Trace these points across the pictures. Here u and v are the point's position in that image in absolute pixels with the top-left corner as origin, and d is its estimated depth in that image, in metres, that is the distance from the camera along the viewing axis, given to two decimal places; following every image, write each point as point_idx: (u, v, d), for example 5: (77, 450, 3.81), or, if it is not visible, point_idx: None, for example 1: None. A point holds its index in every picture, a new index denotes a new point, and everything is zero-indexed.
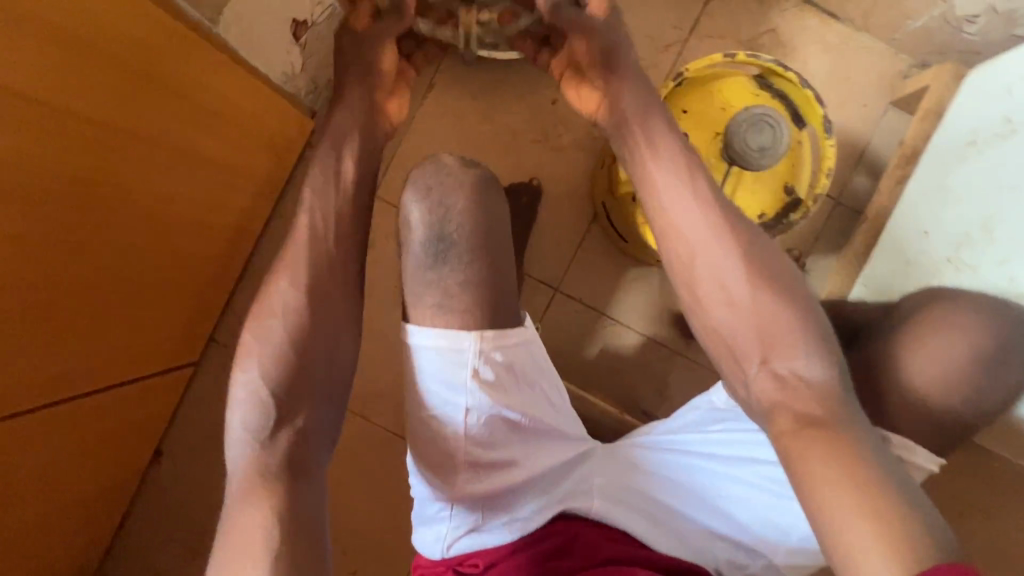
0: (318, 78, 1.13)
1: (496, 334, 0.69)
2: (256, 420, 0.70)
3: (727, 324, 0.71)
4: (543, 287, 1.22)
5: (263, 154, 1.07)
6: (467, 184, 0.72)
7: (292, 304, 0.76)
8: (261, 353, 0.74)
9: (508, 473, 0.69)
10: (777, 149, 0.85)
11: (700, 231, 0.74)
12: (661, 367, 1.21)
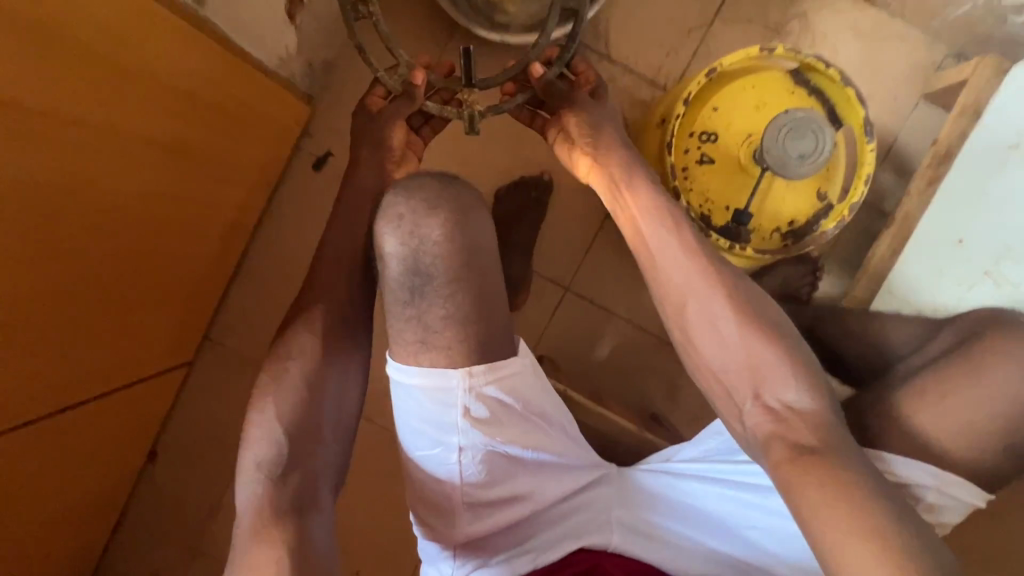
0: (314, 62, 1.07)
1: (485, 368, 0.65)
2: (270, 455, 0.68)
3: (717, 361, 0.65)
4: (552, 285, 1.17)
5: (258, 147, 1.00)
6: (444, 210, 0.65)
7: (310, 341, 0.75)
8: (278, 388, 0.71)
9: (513, 508, 0.67)
10: (818, 157, 0.76)
11: (686, 271, 0.68)
12: (673, 369, 1.18)
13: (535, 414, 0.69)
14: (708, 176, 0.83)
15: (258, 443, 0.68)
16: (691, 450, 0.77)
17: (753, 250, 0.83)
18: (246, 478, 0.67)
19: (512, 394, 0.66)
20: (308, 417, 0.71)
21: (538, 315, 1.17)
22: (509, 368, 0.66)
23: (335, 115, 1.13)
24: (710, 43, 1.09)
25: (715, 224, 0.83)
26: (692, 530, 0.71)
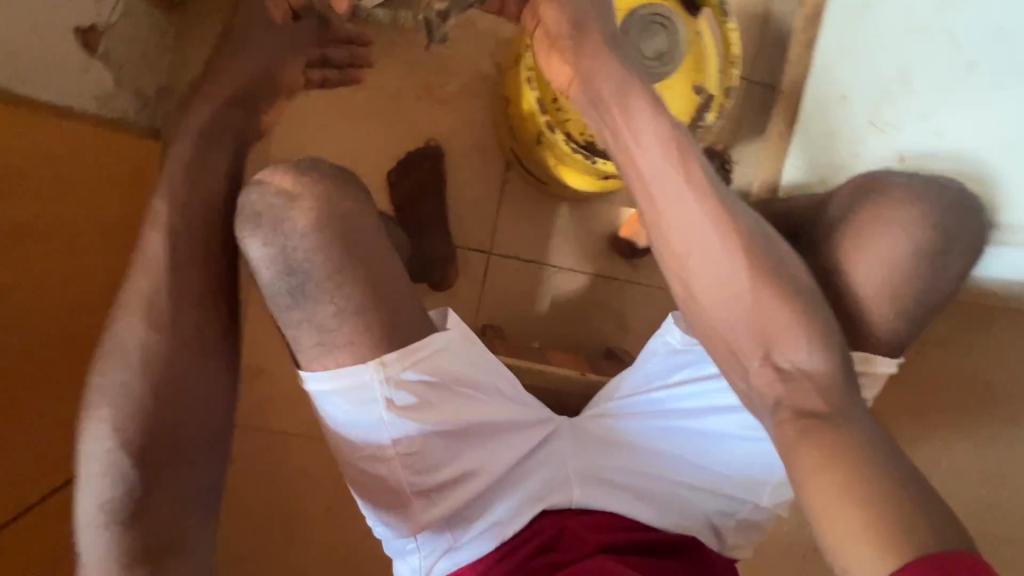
0: (143, 90, 0.96)
1: (398, 355, 0.63)
2: (111, 473, 0.65)
3: (725, 320, 0.65)
4: (475, 254, 1.13)
5: (118, 199, 0.90)
6: (307, 199, 0.63)
7: (137, 347, 0.67)
8: (105, 402, 0.66)
9: (466, 485, 0.68)
10: (677, 50, 0.80)
11: (699, 231, 0.64)
12: (616, 300, 1.18)
13: (466, 384, 0.69)
14: None
15: (97, 459, 0.65)
16: (630, 380, 0.80)
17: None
18: (92, 490, 0.66)
19: (438, 373, 0.66)
20: (150, 427, 0.66)
21: (471, 286, 1.14)
22: (432, 346, 0.65)
23: None
24: None
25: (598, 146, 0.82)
26: (646, 461, 0.75)
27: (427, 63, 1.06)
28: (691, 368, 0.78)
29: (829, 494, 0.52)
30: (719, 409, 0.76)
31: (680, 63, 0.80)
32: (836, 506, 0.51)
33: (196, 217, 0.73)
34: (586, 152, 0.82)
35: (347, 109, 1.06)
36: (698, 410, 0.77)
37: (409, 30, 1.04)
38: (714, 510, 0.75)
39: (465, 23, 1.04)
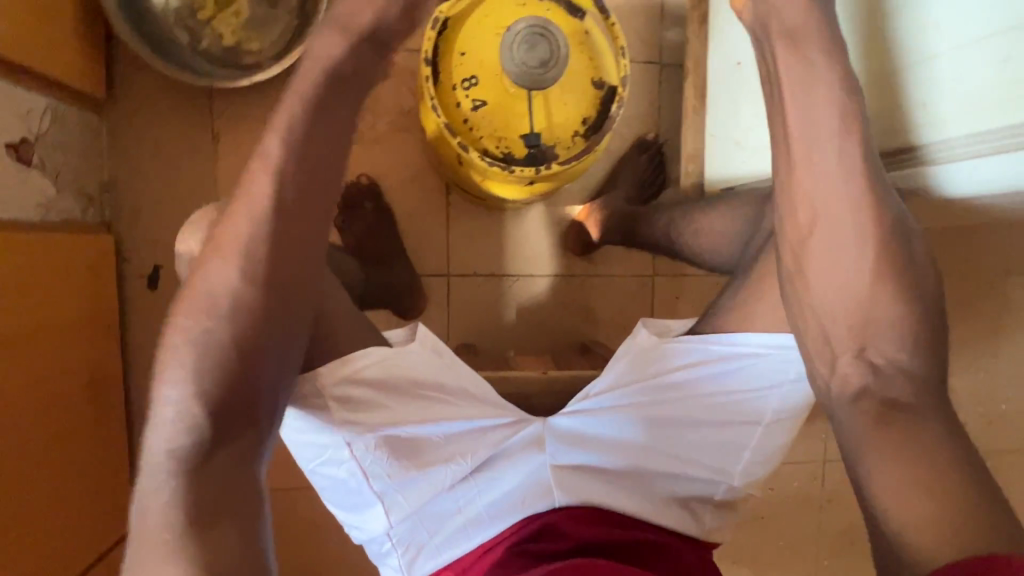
0: (85, 188, 1.00)
1: (339, 362, 0.70)
2: (184, 423, 0.60)
3: (826, 303, 0.64)
4: (435, 279, 1.16)
5: (74, 294, 0.94)
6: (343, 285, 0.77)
7: (227, 297, 0.63)
8: (187, 350, 0.62)
9: (433, 483, 0.74)
10: (559, 54, 0.81)
11: (840, 210, 0.62)
12: (580, 296, 1.21)
13: (426, 387, 0.75)
14: (489, 117, 0.82)
15: (170, 404, 0.60)
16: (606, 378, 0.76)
17: (563, 164, 0.85)
18: (157, 437, 0.60)
19: (391, 378, 0.73)
20: (232, 379, 0.61)
21: (437, 311, 1.17)
22: (384, 355, 0.72)
23: (141, 224, 1.06)
24: None
25: (517, 158, 0.84)
26: (622, 457, 0.75)
27: None
28: (669, 359, 0.75)
29: (895, 473, 0.57)
30: (704, 400, 0.74)
31: (566, 64, 0.82)
32: (893, 484, 0.56)
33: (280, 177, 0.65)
34: (507, 164, 0.84)
35: None
36: (681, 403, 0.74)
37: None
38: (686, 493, 0.77)
39: None
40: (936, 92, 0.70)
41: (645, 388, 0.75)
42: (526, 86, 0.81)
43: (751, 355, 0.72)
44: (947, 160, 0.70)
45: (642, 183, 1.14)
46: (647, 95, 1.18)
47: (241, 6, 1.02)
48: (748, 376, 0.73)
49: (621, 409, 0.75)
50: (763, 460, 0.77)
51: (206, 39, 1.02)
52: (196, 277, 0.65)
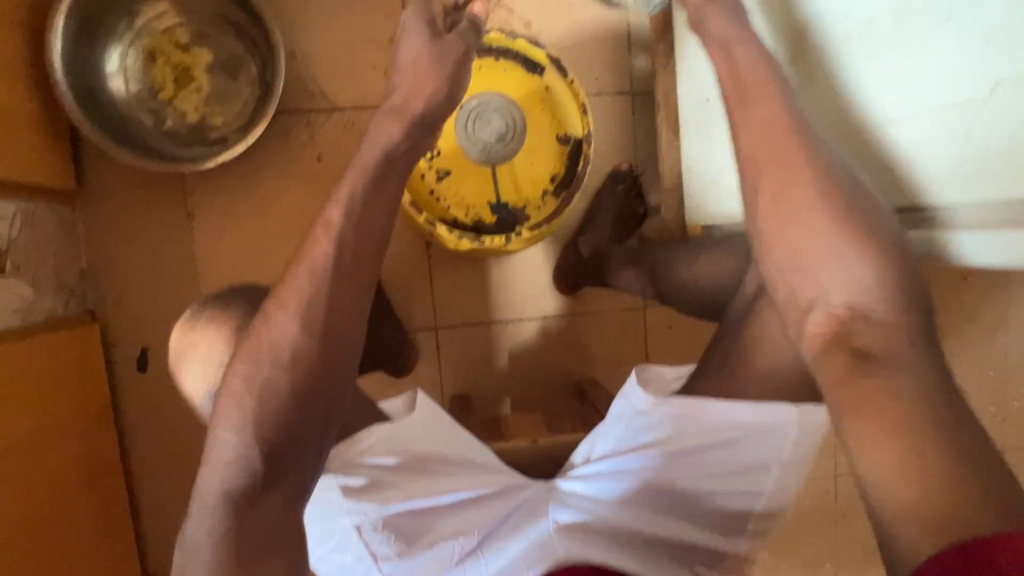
0: (66, 281, 1.00)
1: (347, 443, 0.73)
2: (237, 464, 0.62)
3: (780, 246, 0.58)
4: (424, 332, 1.15)
5: (63, 390, 0.94)
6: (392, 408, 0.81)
7: (288, 346, 0.65)
8: (248, 395, 0.64)
9: (440, 561, 0.71)
10: (515, 124, 0.81)
11: (782, 150, 0.61)
12: (572, 334, 1.19)
13: (431, 459, 0.75)
14: (454, 184, 0.82)
15: (225, 445, 0.63)
16: (605, 441, 0.75)
17: (533, 223, 0.83)
18: (212, 476, 0.63)
19: (397, 453, 0.74)
20: (286, 421, 0.63)
21: (428, 364, 1.16)
22: (389, 431, 0.74)
23: (124, 308, 1.06)
24: None
25: (487, 223, 0.83)
26: (633, 521, 0.72)
27: (322, 173, 1.09)
28: (676, 420, 0.70)
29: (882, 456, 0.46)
30: (714, 461, 0.70)
31: (525, 131, 0.82)
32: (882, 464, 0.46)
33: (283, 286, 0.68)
34: (477, 230, 0.83)
35: (262, 234, 1.08)
36: (691, 465, 0.70)
37: (296, 147, 1.08)
38: (699, 555, 0.74)
39: (345, 125, 1.08)
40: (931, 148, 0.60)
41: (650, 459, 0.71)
42: (487, 158, 0.81)
43: (757, 418, 0.68)
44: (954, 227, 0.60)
45: (623, 217, 1.12)
46: (621, 127, 1.15)
47: (202, 81, 1.02)
48: (754, 438, 0.69)
49: (625, 479, 0.72)
50: (774, 517, 0.74)
51: (171, 118, 1.02)
52: (259, 328, 0.66)
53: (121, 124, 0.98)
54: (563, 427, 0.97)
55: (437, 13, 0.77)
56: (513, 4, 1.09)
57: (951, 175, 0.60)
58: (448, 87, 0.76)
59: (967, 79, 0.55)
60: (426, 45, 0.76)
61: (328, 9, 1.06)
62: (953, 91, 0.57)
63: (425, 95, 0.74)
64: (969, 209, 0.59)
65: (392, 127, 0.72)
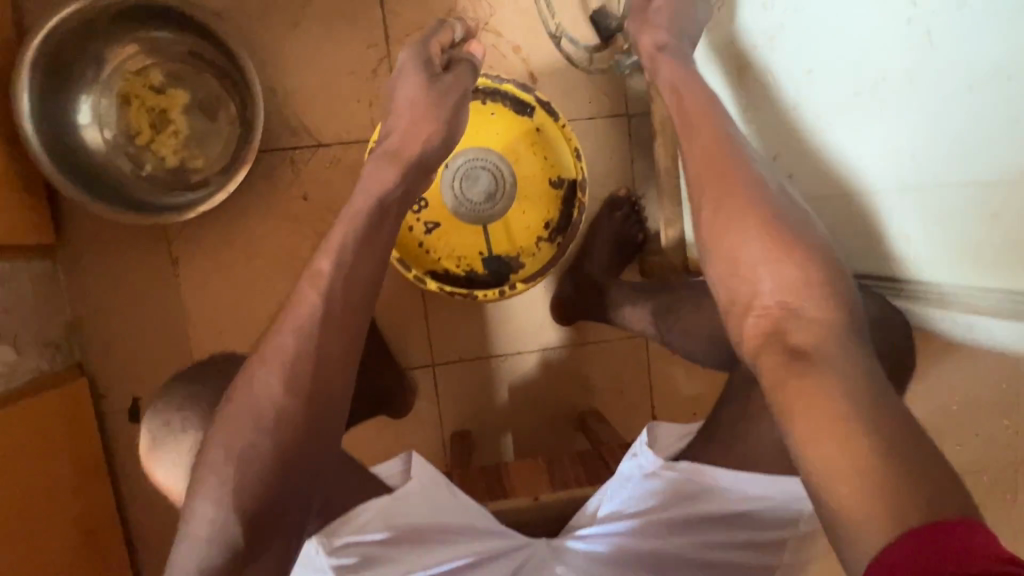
0: (51, 336, 0.97)
1: (345, 520, 0.69)
2: (215, 537, 0.59)
3: (737, 278, 0.60)
4: (421, 371, 1.12)
5: (52, 451, 0.91)
6: (396, 469, 0.80)
7: (273, 408, 0.62)
8: (226, 465, 0.61)
9: None
10: (504, 175, 0.82)
11: (727, 182, 0.64)
12: (574, 367, 1.15)
13: (431, 530, 0.72)
14: (445, 236, 0.83)
15: (204, 519, 0.60)
16: (609, 506, 0.72)
17: (529, 271, 0.83)
18: (189, 551, 0.59)
19: (396, 527, 0.71)
20: (268, 494, 0.60)
21: (427, 403, 1.13)
22: (387, 504, 0.71)
23: (112, 361, 1.03)
24: None
25: (480, 273, 0.84)
26: None
27: (308, 213, 1.05)
28: (678, 482, 0.69)
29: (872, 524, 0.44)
30: (719, 526, 0.69)
31: (516, 180, 0.83)
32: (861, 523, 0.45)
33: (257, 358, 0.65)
34: (471, 280, 0.84)
35: (248, 277, 1.05)
36: (696, 529, 0.69)
37: (281, 187, 1.04)
38: None
39: (331, 162, 1.04)
40: (944, 229, 0.58)
41: (657, 524, 0.69)
42: (479, 210, 0.83)
43: (765, 497, 0.66)
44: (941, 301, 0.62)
45: (622, 243, 1.08)
46: (618, 152, 1.10)
47: (180, 123, 0.98)
48: (760, 517, 0.68)
49: (632, 545, 0.70)
50: None
51: (149, 162, 0.98)
52: (240, 390, 0.64)
53: (98, 174, 0.94)
54: (567, 474, 0.89)
55: (432, 52, 0.79)
56: (501, 29, 1.04)
57: (927, 254, 0.62)
58: (446, 129, 0.77)
59: (922, 172, 0.58)
60: (423, 86, 0.77)
61: (308, 42, 1.01)
62: (927, 180, 0.58)
63: (421, 139, 0.75)
64: (955, 286, 0.60)
65: (387, 171, 0.72)
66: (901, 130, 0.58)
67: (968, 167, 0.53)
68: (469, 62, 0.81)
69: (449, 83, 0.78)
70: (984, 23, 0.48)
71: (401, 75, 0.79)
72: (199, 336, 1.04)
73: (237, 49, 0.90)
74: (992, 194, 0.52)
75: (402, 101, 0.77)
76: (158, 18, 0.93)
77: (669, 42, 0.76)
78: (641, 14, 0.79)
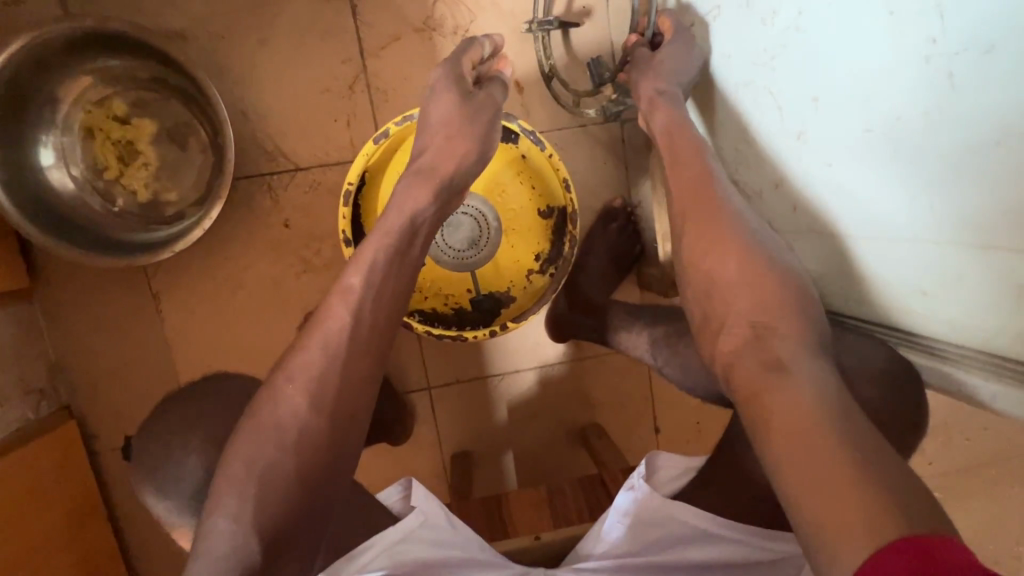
0: (35, 381, 0.95)
1: (348, 558, 0.66)
2: (230, 560, 0.54)
3: (730, 318, 0.58)
4: (418, 394, 1.10)
5: (46, 497, 0.89)
6: (404, 493, 0.77)
7: (255, 473, 0.58)
8: (248, 482, 0.57)
9: None
10: (486, 212, 0.87)
11: (706, 219, 0.65)
12: (574, 383, 1.12)
13: (433, 566, 0.67)
14: (435, 274, 0.87)
15: (220, 537, 0.55)
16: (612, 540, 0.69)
17: (521, 302, 0.87)
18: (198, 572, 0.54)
19: (399, 565, 0.67)
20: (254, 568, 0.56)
21: (426, 426, 1.10)
22: (389, 539, 0.68)
23: (102, 399, 1.01)
24: (377, 84, 0.98)
25: (467, 309, 0.87)
26: None
27: (290, 239, 1.01)
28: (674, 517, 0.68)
29: None
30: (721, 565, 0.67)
31: (502, 215, 0.87)
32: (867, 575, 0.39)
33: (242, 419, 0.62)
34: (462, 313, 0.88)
35: (232, 308, 1.01)
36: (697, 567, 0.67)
37: (260, 214, 0.99)
38: None
39: (311, 186, 0.99)
40: (945, 286, 0.51)
41: (656, 564, 0.67)
42: (466, 247, 0.87)
43: (759, 544, 0.66)
44: (938, 360, 0.56)
45: (619, 258, 1.04)
46: (611, 160, 1.05)
47: (149, 154, 0.93)
48: (755, 568, 0.66)
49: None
50: None
51: (121, 198, 0.93)
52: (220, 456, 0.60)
53: (67, 215, 0.89)
54: (568, 507, 0.87)
55: (466, 69, 0.77)
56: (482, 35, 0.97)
57: (917, 311, 0.56)
58: (478, 149, 0.77)
59: (914, 224, 0.50)
60: (455, 106, 0.76)
61: (280, 60, 0.96)
62: (921, 232, 0.50)
63: (453, 156, 0.75)
64: (967, 345, 0.52)
65: (418, 193, 0.72)
66: (882, 182, 0.51)
67: (960, 234, 0.47)
68: (499, 80, 0.82)
69: (482, 102, 0.77)
70: (983, 71, 0.40)
71: (431, 93, 0.76)
72: (186, 371, 1.01)
73: (201, 76, 0.85)
74: (985, 255, 0.45)
75: (435, 120, 0.76)
76: (114, 48, 0.88)
77: (668, 87, 0.73)
78: (646, 63, 0.76)
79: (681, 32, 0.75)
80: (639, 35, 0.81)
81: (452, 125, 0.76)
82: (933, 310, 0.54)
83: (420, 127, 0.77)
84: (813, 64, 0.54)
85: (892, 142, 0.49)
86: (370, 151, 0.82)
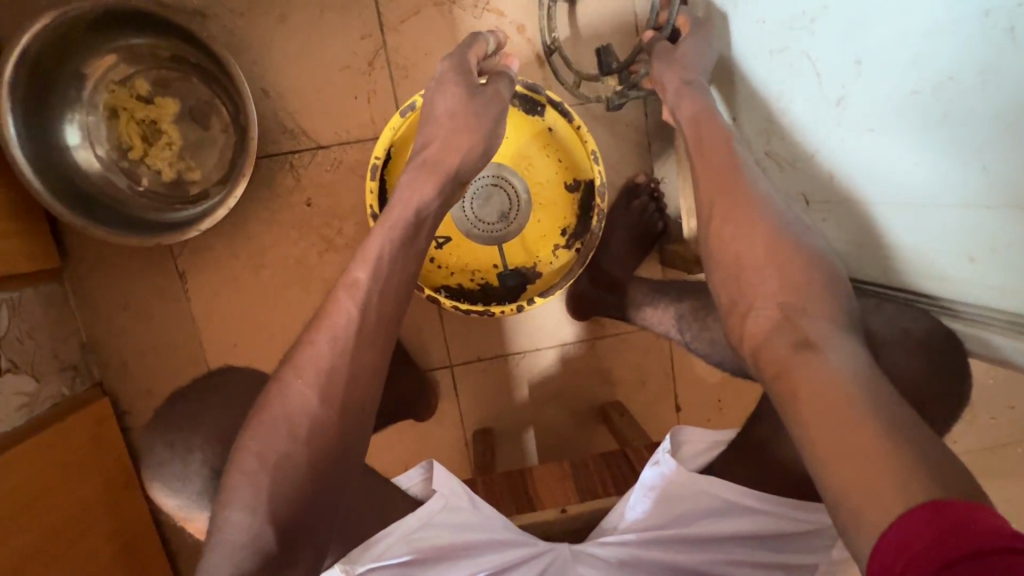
0: (68, 359, 0.97)
1: (361, 549, 0.66)
2: (247, 547, 0.56)
3: (760, 291, 0.58)
4: (440, 372, 1.10)
5: (85, 471, 0.92)
6: (427, 471, 0.77)
7: (283, 450, 0.59)
8: (273, 455, 0.59)
9: None
10: (513, 187, 0.87)
11: (732, 193, 0.65)
12: (595, 361, 1.12)
13: (458, 548, 0.67)
14: (456, 251, 0.87)
15: (262, 492, 0.58)
16: (634, 514, 0.69)
17: (545, 278, 0.87)
18: (239, 527, 0.57)
19: (420, 551, 0.67)
20: (282, 533, 0.57)
21: (447, 404, 1.11)
22: (408, 526, 0.68)
23: (132, 379, 1.03)
24: (396, 59, 0.97)
25: (494, 285, 0.87)
26: None
27: (312, 219, 1.01)
28: (694, 494, 0.68)
29: None
30: (742, 541, 0.67)
31: (529, 189, 0.87)
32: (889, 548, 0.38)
33: (268, 398, 0.62)
34: (484, 291, 0.87)
35: (256, 287, 1.02)
36: (717, 542, 0.68)
37: (282, 194, 1.00)
38: None
39: (333, 164, 0.99)
40: (989, 253, 0.50)
41: (683, 536, 0.67)
42: (491, 223, 0.87)
43: (790, 517, 0.66)
44: (982, 329, 0.55)
45: (642, 235, 1.02)
46: (634, 136, 1.03)
47: (172, 134, 0.94)
48: (783, 539, 0.67)
49: (656, 556, 0.67)
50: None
51: (146, 177, 0.94)
52: (251, 432, 0.61)
53: (95, 195, 0.90)
54: (593, 480, 0.86)
55: (472, 64, 0.76)
56: (502, 8, 0.96)
57: (961, 280, 0.55)
58: (484, 140, 0.76)
59: (960, 187, 0.49)
60: (462, 99, 0.75)
61: (298, 36, 0.95)
62: (967, 198, 0.49)
63: (458, 150, 0.75)
64: (1008, 312, 0.52)
65: (423, 184, 0.72)
66: (928, 147, 0.50)
67: (1012, 199, 0.45)
68: (506, 76, 0.79)
69: (491, 97, 0.76)
70: None
71: (437, 85, 0.76)
72: (212, 348, 1.03)
73: (222, 52, 0.84)
74: None
75: (440, 112, 0.75)
76: (137, 25, 0.88)
77: (696, 77, 0.72)
78: (669, 55, 0.74)
79: (699, 25, 0.75)
80: (655, 31, 0.78)
81: (457, 118, 0.75)
82: (973, 276, 0.53)
83: (424, 119, 0.76)
84: (859, 22, 0.52)
85: (944, 102, 0.47)
86: (397, 125, 0.82)
